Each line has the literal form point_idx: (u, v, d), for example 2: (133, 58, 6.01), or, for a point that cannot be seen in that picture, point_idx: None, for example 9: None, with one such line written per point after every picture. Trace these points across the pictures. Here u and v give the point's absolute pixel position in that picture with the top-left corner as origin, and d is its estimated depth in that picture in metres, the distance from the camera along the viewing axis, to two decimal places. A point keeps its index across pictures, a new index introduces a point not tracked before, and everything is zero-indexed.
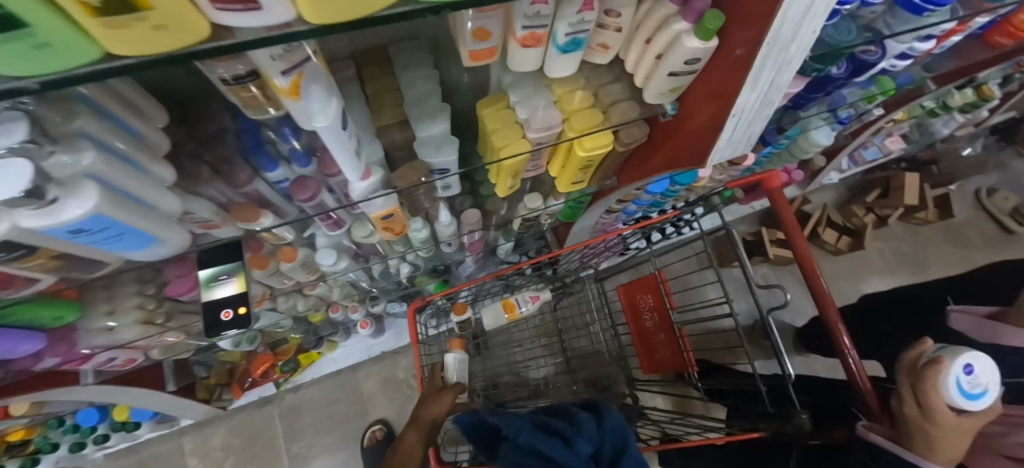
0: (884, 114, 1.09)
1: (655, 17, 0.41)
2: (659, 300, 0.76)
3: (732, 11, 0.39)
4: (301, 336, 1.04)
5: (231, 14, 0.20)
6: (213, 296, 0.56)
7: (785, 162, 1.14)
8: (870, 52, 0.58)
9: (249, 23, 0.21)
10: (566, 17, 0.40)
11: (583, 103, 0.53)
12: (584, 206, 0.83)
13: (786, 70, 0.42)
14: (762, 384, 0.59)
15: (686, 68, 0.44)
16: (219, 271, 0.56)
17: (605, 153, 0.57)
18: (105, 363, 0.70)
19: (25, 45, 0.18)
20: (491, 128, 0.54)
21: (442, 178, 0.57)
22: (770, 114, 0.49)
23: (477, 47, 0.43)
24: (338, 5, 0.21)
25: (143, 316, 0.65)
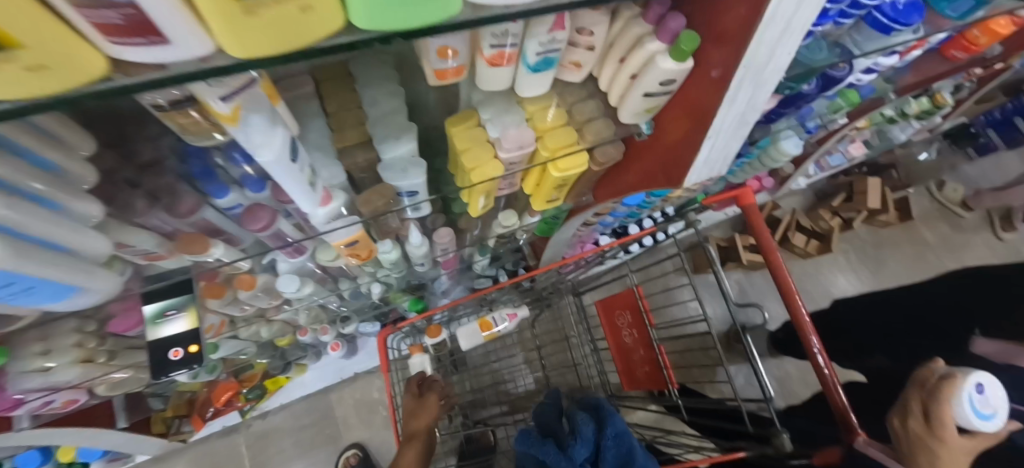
0: (847, 123, 1.12)
1: (629, 35, 0.40)
2: (637, 317, 0.75)
3: (707, 31, 0.38)
4: (266, 362, 0.99)
5: (131, 47, 0.17)
6: (160, 334, 0.51)
7: (755, 171, 1.16)
8: (839, 69, 0.59)
9: (153, 55, 0.18)
10: (537, 36, 0.38)
11: (556, 121, 0.51)
12: (560, 221, 0.81)
13: (761, 91, 0.41)
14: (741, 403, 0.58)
15: (661, 88, 0.42)
16: (167, 306, 0.51)
17: (580, 172, 0.56)
18: (40, 407, 0.63)
19: None
20: (460, 148, 0.51)
21: (410, 200, 0.54)
22: (745, 133, 0.48)
23: (443, 66, 0.41)
24: (267, 37, 0.18)
25: (82, 355, 0.59)
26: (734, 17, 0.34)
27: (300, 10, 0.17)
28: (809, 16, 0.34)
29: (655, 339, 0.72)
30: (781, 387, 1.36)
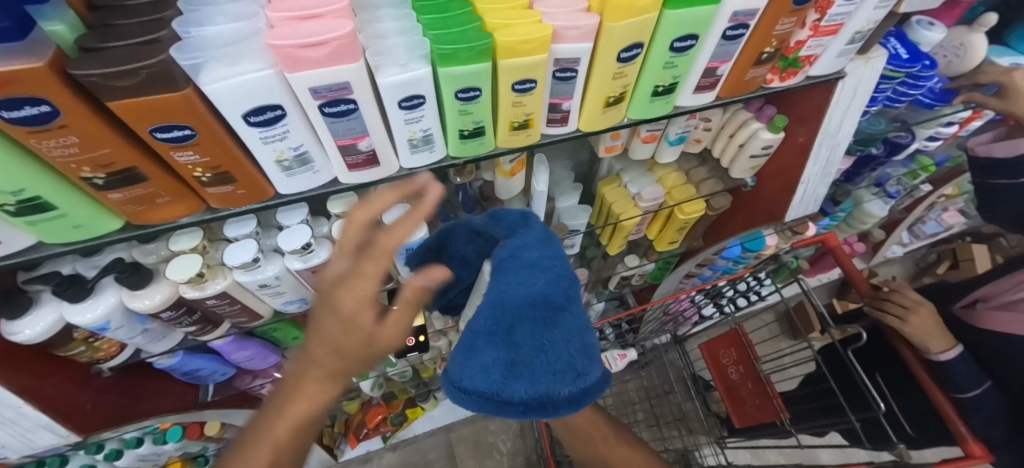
0: (932, 189, 1.23)
1: (737, 120, 0.61)
2: (740, 354, 0.84)
3: (792, 114, 0.58)
4: (411, 391, 1.17)
5: (553, 127, 0.41)
6: (400, 326, 0.73)
7: (843, 235, 1.25)
8: (901, 137, 0.75)
9: (558, 132, 0.42)
10: (677, 124, 0.61)
11: (680, 181, 0.72)
12: (670, 267, 0.97)
13: (837, 149, 0.60)
14: (856, 420, 0.65)
15: (763, 152, 0.62)
16: (404, 308, 0.74)
17: (698, 217, 0.74)
18: None
19: (476, 142, 0.39)
20: (610, 201, 0.72)
21: (571, 237, 0.75)
22: (831, 181, 0.64)
23: (611, 144, 0.64)
24: (601, 122, 0.41)
25: None
26: (812, 105, 0.55)
27: (619, 111, 0.41)
28: (862, 100, 0.54)
29: (764, 372, 0.80)
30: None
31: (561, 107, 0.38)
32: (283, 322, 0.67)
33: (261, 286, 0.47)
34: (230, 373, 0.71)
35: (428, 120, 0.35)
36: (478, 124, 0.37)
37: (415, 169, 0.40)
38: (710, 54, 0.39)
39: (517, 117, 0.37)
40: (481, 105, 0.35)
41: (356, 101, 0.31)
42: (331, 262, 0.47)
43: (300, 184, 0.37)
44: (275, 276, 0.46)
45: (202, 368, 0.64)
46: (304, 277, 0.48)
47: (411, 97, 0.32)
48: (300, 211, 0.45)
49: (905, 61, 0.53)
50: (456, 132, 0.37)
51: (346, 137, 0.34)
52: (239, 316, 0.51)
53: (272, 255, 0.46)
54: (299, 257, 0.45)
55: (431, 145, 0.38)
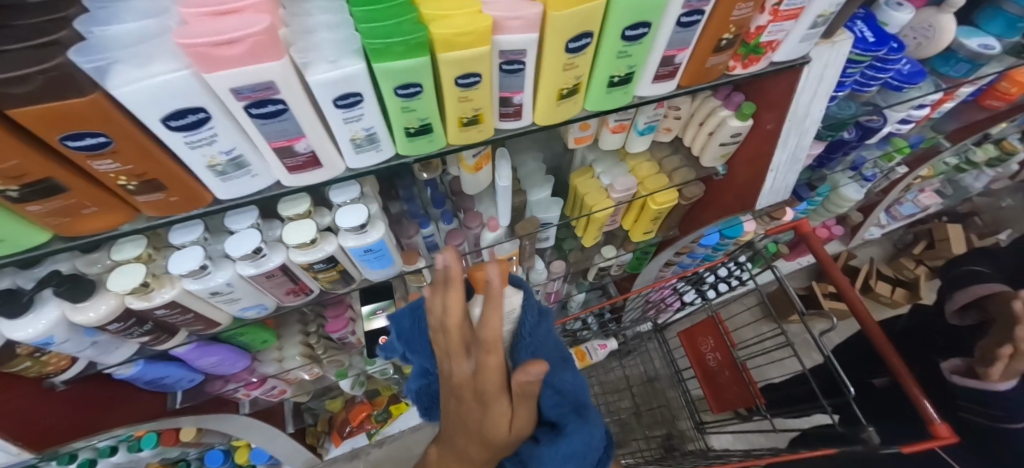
0: (908, 170, 1.24)
1: (706, 107, 0.60)
2: (718, 341, 0.85)
3: (760, 101, 0.57)
4: (394, 388, 1.17)
5: (507, 122, 0.39)
6: (372, 326, 0.72)
7: (821, 219, 1.26)
8: (874, 121, 0.75)
9: (511, 127, 0.40)
10: (645, 112, 0.60)
11: (653, 170, 0.71)
12: (648, 256, 0.97)
13: (806, 136, 0.59)
14: (828, 404, 0.66)
15: (732, 139, 0.61)
16: (377, 307, 0.73)
17: (671, 206, 0.73)
18: (263, 393, 0.85)
19: (424, 140, 0.37)
20: (583, 192, 0.71)
21: (545, 230, 0.74)
22: (800, 168, 0.63)
23: (580, 135, 0.63)
24: (556, 116, 0.40)
25: (304, 350, 0.81)
26: (779, 92, 0.54)
27: (574, 104, 0.39)
28: (829, 85, 0.53)
29: (740, 359, 0.80)
30: None
31: (512, 101, 0.37)
32: (250, 326, 0.66)
33: (214, 294, 0.45)
34: (199, 380, 0.70)
35: (369, 119, 0.33)
36: (425, 121, 0.35)
37: (364, 169, 0.39)
38: (666, 42, 0.38)
39: (464, 113, 0.36)
40: (423, 101, 0.33)
41: (285, 101, 0.29)
42: (286, 266, 0.46)
43: (239, 188, 0.36)
44: (226, 283, 0.44)
45: (167, 376, 0.63)
46: (259, 283, 0.47)
47: (347, 95, 0.31)
48: (250, 215, 0.43)
49: (871, 44, 0.52)
50: (401, 131, 0.36)
51: (280, 139, 0.32)
52: (194, 325, 0.49)
53: (223, 262, 0.44)
54: (250, 262, 0.44)
55: (377, 144, 0.36)
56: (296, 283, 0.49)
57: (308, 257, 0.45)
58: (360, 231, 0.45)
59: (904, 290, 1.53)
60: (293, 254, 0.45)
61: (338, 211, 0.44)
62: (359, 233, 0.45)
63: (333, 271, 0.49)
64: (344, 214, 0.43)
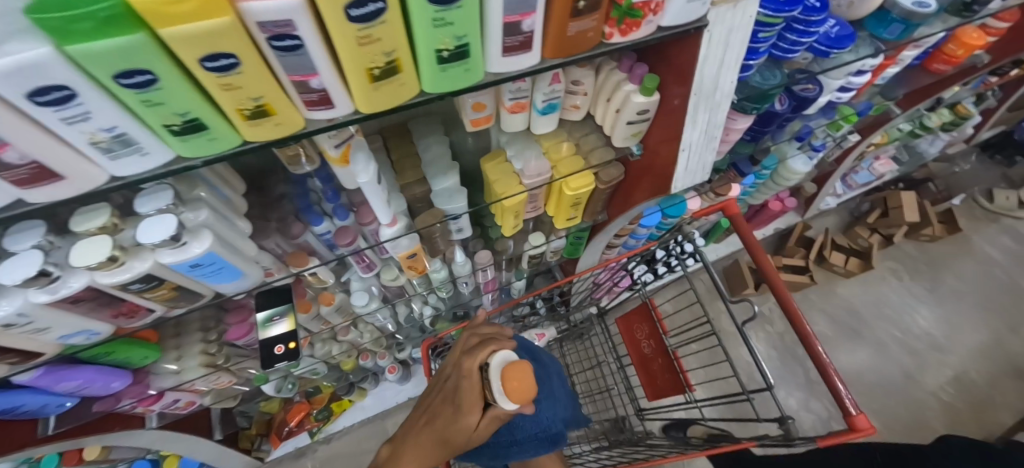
0: (860, 138, 1.20)
1: (610, 81, 0.53)
2: (652, 328, 0.81)
3: (664, 73, 0.51)
4: (333, 385, 1.13)
5: (317, 111, 0.32)
6: (268, 334, 0.66)
7: (770, 192, 1.22)
8: (808, 90, 0.69)
9: (326, 116, 0.33)
10: (541, 89, 0.53)
11: (566, 151, 0.65)
12: (583, 241, 0.93)
13: (717, 112, 0.53)
14: (749, 394, 0.63)
15: (639, 117, 0.55)
16: (274, 313, 0.67)
17: (590, 191, 0.67)
18: (169, 406, 0.79)
19: (202, 138, 0.30)
20: (493, 179, 0.65)
21: (455, 222, 0.68)
22: (715, 147, 0.58)
23: (476, 116, 0.56)
24: (379, 101, 0.33)
25: (206, 359, 0.74)
26: (682, 62, 0.47)
27: (399, 85, 0.33)
28: (736, 54, 0.47)
29: (670, 347, 0.78)
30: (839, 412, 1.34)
31: (309, 85, 0.30)
32: (118, 343, 0.59)
33: (6, 326, 0.38)
34: (74, 402, 0.63)
35: (104, 116, 0.26)
36: (188, 117, 0.28)
37: (138, 174, 0.32)
38: (501, 5, 0.30)
39: (243, 104, 0.28)
40: (170, 92, 0.26)
41: None
42: (94, 288, 0.39)
43: None
44: (16, 314, 0.37)
45: (23, 404, 0.56)
46: (67, 308, 0.40)
47: (43, 89, 0.23)
48: (31, 233, 0.35)
49: (783, 4, 0.45)
50: (162, 129, 0.28)
51: None
52: (4, 358, 0.42)
53: (8, 289, 0.37)
54: (41, 289, 0.37)
55: (138, 146, 0.29)
56: (123, 305, 0.43)
57: (117, 278, 0.38)
58: (178, 244, 0.38)
59: (857, 259, 1.53)
60: (98, 276, 0.38)
61: (143, 222, 0.37)
62: (177, 247, 0.38)
63: (161, 289, 0.42)
64: (149, 226, 0.36)
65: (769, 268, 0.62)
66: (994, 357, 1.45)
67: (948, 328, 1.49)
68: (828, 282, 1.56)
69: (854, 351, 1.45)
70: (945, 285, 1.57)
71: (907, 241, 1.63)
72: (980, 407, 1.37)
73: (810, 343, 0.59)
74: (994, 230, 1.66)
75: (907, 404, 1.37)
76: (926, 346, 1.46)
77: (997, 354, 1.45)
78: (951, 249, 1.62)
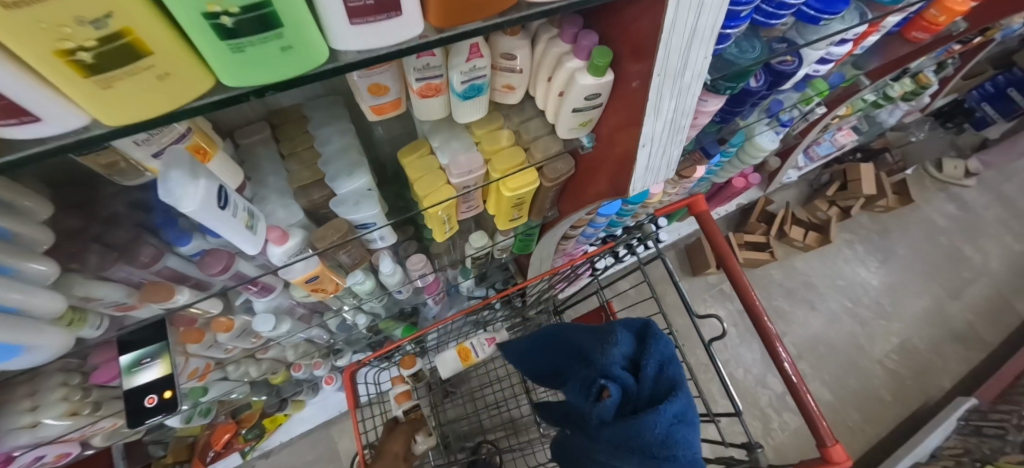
0: (827, 111, 1.13)
1: (550, 56, 0.40)
2: None
3: (619, 46, 0.38)
4: (262, 401, 1.00)
5: (16, 127, 0.19)
6: (136, 382, 0.52)
7: (736, 170, 1.15)
8: (786, 63, 0.59)
9: (42, 133, 0.20)
10: (457, 66, 0.39)
11: (505, 141, 0.52)
12: (535, 237, 0.82)
13: (686, 97, 0.41)
14: (714, 417, 0.57)
15: (588, 103, 0.43)
16: (142, 355, 0.53)
17: (534, 189, 0.56)
18: (34, 463, 0.64)
19: None
20: (412, 178, 0.52)
21: (371, 231, 0.55)
22: (682, 139, 0.47)
23: (376, 102, 0.42)
24: (130, 106, 0.20)
25: (69, 409, 0.59)
26: (640, 30, 0.35)
27: (158, 79, 0.19)
28: (712, 23, 0.35)
29: None
30: None
31: None
32: None
33: None
34: None
35: None
36: None
37: None
38: None
39: None
40: None
41: None
42: None
43: None
44: None
45: None
46: None
47: None
48: None
49: None
50: None
51: None
52: None
53: None
54: None
55: None
56: None
57: None
58: None
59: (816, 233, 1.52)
60: None
61: None
62: None
63: None
64: None
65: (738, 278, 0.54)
66: (935, 323, 1.51)
67: (896, 298, 1.53)
68: (788, 256, 1.55)
69: (810, 325, 1.47)
70: (894, 255, 1.61)
71: (862, 212, 1.64)
72: (922, 373, 1.43)
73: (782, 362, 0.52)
74: (939, 198, 1.70)
75: (857, 374, 1.41)
76: (875, 316, 1.50)
77: (938, 320, 1.51)
78: (902, 218, 1.65)
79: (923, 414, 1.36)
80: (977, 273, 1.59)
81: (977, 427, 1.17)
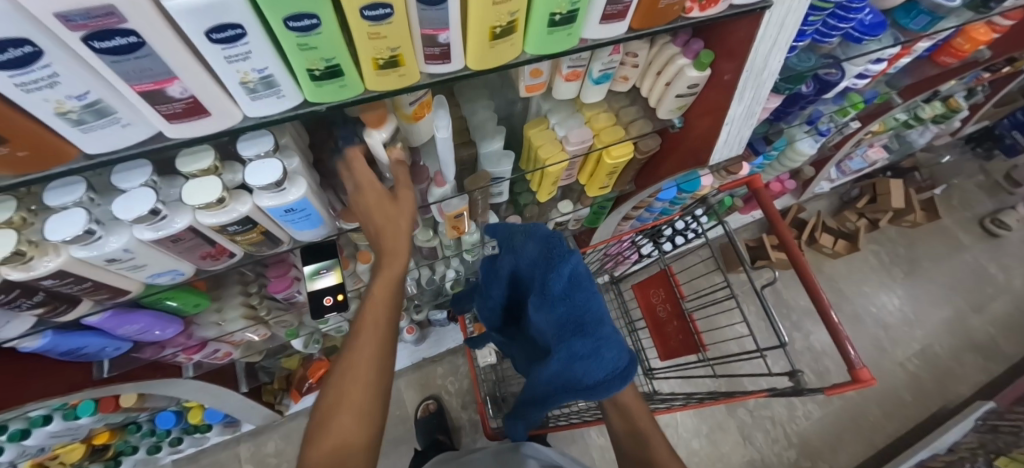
0: (860, 126, 1.26)
1: (664, 55, 0.56)
2: (670, 293, 0.87)
3: (719, 50, 0.54)
4: None
5: (434, 66, 0.35)
6: (316, 286, 0.68)
7: (774, 173, 1.29)
8: (832, 74, 0.73)
9: (441, 71, 0.36)
10: (600, 59, 0.55)
11: (609, 121, 0.67)
12: (605, 211, 0.97)
13: (762, 89, 0.56)
14: (763, 352, 0.70)
15: (689, 91, 0.58)
16: (320, 267, 0.68)
17: (627, 160, 0.71)
18: (206, 357, 0.81)
19: (335, 85, 0.32)
20: (537, 144, 0.67)
21: (497, 185, 0.71)
22: (754, 121, 0.62)
23: (532, 82, 0.58)
24: (491, 57, 0.35)
25: (246, 312, 0.75)
26: (737, 39, 0.50)
27: (510, 45, 0.35)
28: (790, 33, 0.50)
29: (686, 310, 0.84)
30: (819, 379, 1.46)
31: (437, 39, 0.32)
32: (178, 289, 0.58)
33: (111, 261, 0.39)
34: (128, 347, 0.64)
35: (261, 57, 0.28)
36: (331, 62, 0.30)
37: (266, 116, 0.33)
38: None
39: (379, 53, 0.30)
40: (324, 37, 0.28)
41: (139, 33, 0.23)
42: (195, 228, 0.40)
43: (111, 139, 0.30)
44: (124, 249, 0.39)
45: (87, 345, 0.57)
46: (167, 248, 0.41)
47: (221, 26, 0.25)
48: (143, 171, 0.37)
49: None
50: (305, 73, 0.30)
51: (143, 82, 0.26)
52: (96, 294, 0.43)
53: (116, 225, 0.38)
54: (149, 226, 0.38)
55: (277, 89, 0.31)
56: (212, 248, 0.45)
57: (218, 219, 0.40)
58: (278, 189, 0.40)
59: (844, 241, 1.63)
60: (200, 216, 0.40)
61: (248, 166, 0.38)
62: (277, 192, 0.40)
63: (252, 234, 0.44)
64: (256, 168, 0.38)
65: (791, 240, 0.69)
66: (957, 333, 1.58)
67: (921, 308, 1.61)
68: (816, 262, 1.66)
69: None
70: (920, 269, 1.69)
71: (890, 226, 1.74)
72: (943, 380, 1.51)
73: (826, 308, 0.66)
74: (964, 217, 1.79)
75: (880, 374, 1.49)
76: (899, 323, 1.59)
77: (958, 330, 1.59)
78: (927, 235, 1.75)
79: (941, 416, 1.44)
80: (1000, 290, 1.67)
81: (993, 425, 1.26)
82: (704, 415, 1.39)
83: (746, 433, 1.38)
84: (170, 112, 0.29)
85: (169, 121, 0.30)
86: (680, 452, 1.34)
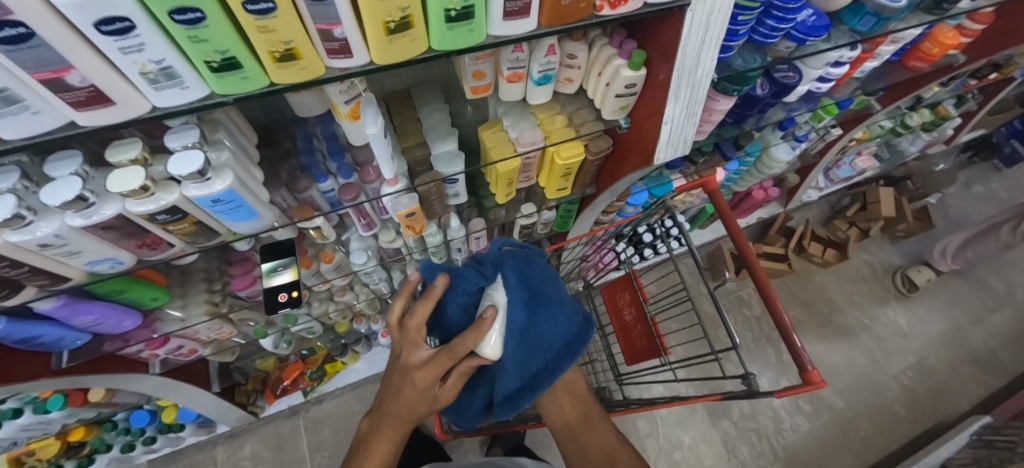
0: (842, 132, 1.25)
1: (602, 56, 0.58)
2: (634, 296, 0.87)
3: (652, 51, 0.55)
4: (328, 346, 1.18)
5: (337, 59, 0.37)
6: (272, 283, 0.68)
7: (754, 180, 1.29)
8: (789, 77, 0.74)
9: (346, 65, 0.38)
10: (538, 59, 0.56)
11: (560, 123, 0.68)
12: (573, 214, 0.98)
13: (699, 88, 0.57)
14: (715, 353, 0.70)
15: (627, 91, 0.59)
16: (278, 264, 0.69)
17: (580, 161, 0.72)
18: (172, 352, 0.83)
19: (237, 76, 0.34)
20: (489, 145, 0.68)
21: (452, 185, 0.72)
22: (696, 121, 0.63)
23: (476, 84, 0.60)
24: (393, 53, 0.37)
25: (209, 308, 0.77)
26: (665, 38, 0.51)
27: (410, 40, 0.37)
28: (717, 33, 0.50)
29: (649, 312, 0.84)
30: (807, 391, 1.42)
31: (333, 34, 0.33)
32: (129, 282, 0.60)
33: (43, 247, 0.41)
34: (87, 338, 0.66)
35: (157, 50, 0.30)
36: (226, 54, 0.32)
37: (176, 105, 0.36)
38: None
39: (274, 47, 0.32)
40: (213, 30, 0.30)
41: (29, 25, 0.25)
42: (125, 216, 0.42)
43: (21, 126, 0.32)
44: (54, 235, 0.40)
45: (43, 335, 0.59)
46: (99, 235, 0.43)
47: (109, 19, 0.27)
48: (72, 161, 0.39)
49: None
50: (203, 64, 0.32)
51: (42, 71, 0.28)
52: (35, 279, 0.45)
53: (48, 212, 0.40)
54: (78, 213, 0.40)
55: (179, 80, 0.33)
56: (147, 236, 0.47)
57: (145, 207, 0.42)
58: (202, 178, 0.42)
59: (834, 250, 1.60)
60: (128, 204, 0.41)
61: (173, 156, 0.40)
62: (202, 182, 0.42)
63: (183, 223, 0.46)
64: (178, 159, 0.40)
65: (743, 242, 0.69)
66: (954, 345, 1.53)
67: (916, 319, 1.57)
68: (806, 271, 1.64)
69: (826, 336, 1.52)
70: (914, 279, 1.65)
71: (883, 235, 1.71)
72: (939, 394, 1.46)
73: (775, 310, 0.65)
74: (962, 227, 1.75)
75: (871, 387, 1.45)
76: (892, 334, 1.54)
77: (956, 342, 1.54)
78: (921, 245, 1.71)
79: (936, 432, 1.39)
80: (1000, 302, 1.62)
81: (988, 441, 1.21)
82: (687, 425, 1.36)
83: (731, 445, 1.35)
84: (72, 99, 0.31)
85: (72, 108, 0.32)
86: (661, 463, 1.31)
